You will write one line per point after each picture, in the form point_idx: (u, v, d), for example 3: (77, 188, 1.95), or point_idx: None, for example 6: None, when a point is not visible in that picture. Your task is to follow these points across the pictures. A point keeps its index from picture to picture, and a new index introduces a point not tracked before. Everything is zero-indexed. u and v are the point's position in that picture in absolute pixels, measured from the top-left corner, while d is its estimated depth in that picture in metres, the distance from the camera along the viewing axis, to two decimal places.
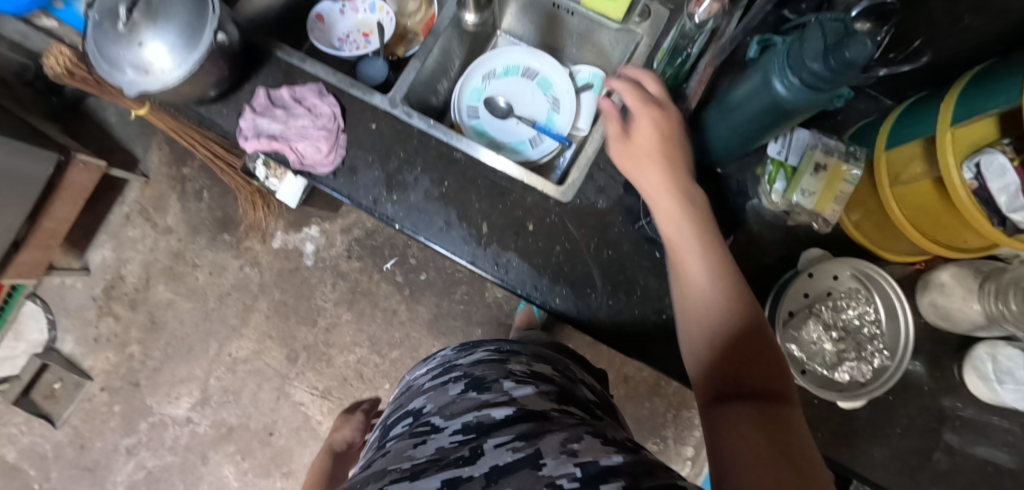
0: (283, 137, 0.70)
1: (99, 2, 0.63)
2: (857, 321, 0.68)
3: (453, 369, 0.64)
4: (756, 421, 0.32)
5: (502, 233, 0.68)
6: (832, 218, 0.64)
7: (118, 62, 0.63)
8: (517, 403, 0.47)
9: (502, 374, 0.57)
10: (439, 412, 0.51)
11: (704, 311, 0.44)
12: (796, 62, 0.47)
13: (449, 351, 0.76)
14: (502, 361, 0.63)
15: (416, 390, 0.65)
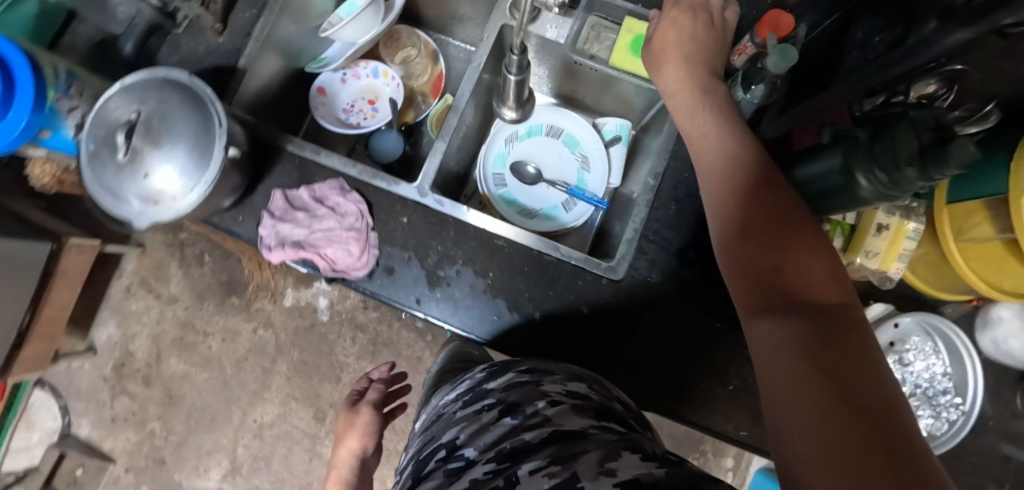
0: (309, 243, 0.66)
1: (92, 130, 0.57)
2: (927, 373, 0.67)
3: (483, 397, 0.52)
4: (803, 346, 0.32)
5: (557, 321, 0.65)
6: (896, 274, 0.62)
7: (122, 194, 0.57)
8: (552, 426, 0.43)
9: (539, 390, 0.50)
10: (475, 442, 0.45)
11: (744, 223, 0.42)
12: (885, 157, 0.44)
13: (478, 372, 0.61)
14: (534, 381, 0.52)
15: (449, 416, 0.53)
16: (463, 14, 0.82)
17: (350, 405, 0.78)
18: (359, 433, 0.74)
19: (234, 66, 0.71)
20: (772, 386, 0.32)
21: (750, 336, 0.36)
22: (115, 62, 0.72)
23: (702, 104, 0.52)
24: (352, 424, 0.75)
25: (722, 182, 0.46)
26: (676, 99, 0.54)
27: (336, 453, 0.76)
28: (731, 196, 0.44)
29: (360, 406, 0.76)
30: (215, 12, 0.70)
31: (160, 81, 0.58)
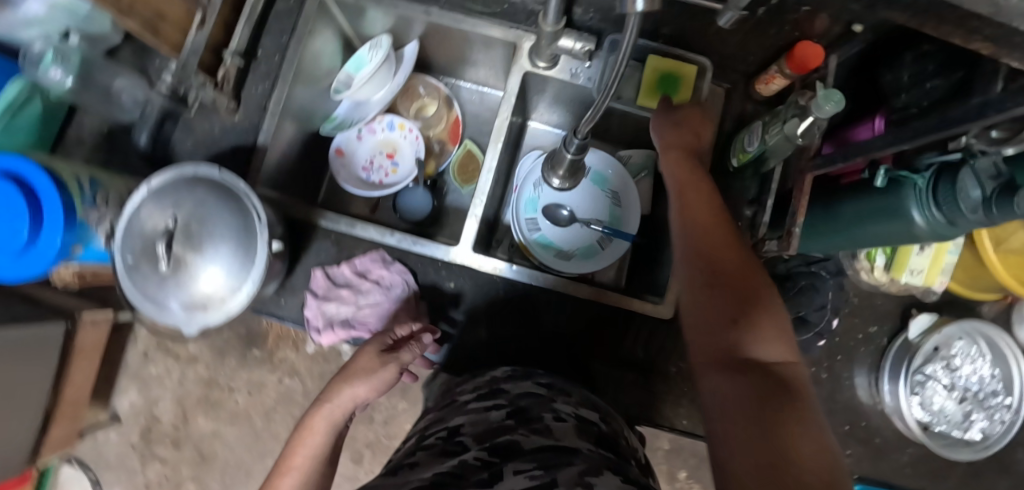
0: (357, 319, 0.69)
1: (128, 243, 0.55)
2: (976, 377, 0.68)
3: (499, 395, 0.50)
4: (751, 410, 0.31)
5: (611, 365, 0.66)
6: (940, 288, 0.66)
7: (165, 300, 0.55)
8: (549, 437, 0.39)
9: (549, 405, 0.46)
10: (475, 437, 0.42)
11: (710, 272, 0.42)
12: (947, 201, 0.45)
13: (499, 370, 0.56)
14: (548, 396, 0.48)
15: (459, 405, 0.52)
16: (474, 59, 0.80)
17: (379, 352, 0.55)
18: (375, 385, 0.53)
19: (254, 143, 0.69)
20: (719, 450, 0.31)
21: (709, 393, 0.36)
22: (130, 151, 0.70)
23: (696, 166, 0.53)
24: (371, 372, 0.53)
25: (694, 230, 0.46)
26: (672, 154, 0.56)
27: (332, 387, 0.53)
28: (699, 246, 0.45)
29: (390, 359, 0.54)
30: (228, 91, 0.68)
31: (191, 180, 0.56)
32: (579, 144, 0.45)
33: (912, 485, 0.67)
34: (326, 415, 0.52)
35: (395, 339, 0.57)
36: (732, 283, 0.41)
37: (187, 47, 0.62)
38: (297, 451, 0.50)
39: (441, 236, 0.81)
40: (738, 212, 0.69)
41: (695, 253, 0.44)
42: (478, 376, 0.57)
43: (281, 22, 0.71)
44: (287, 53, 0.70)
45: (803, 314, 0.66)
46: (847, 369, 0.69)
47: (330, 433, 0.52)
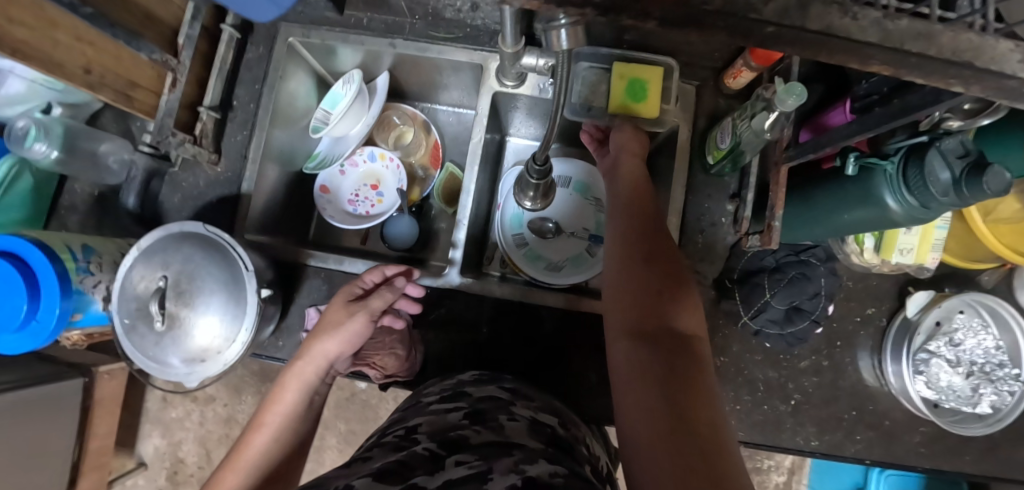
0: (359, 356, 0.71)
1: (122, 306, 0.56)
2: (981, 349, 0.67)
3: (461, 397, 0.49)
4: (656, 378, 0.37)
5: (598, 363, 0.70)
6: (933, 265, 0.65)
7: (162, 356, 0.57)
8: (498, 434, 0.40)
9: (507, 408, 0.46)
10: (431, 434, 0.41)
11: (634, 255, 0.47)
12: (918, 185, 0.44)
13: (467, 375, 0.56)
14: (508, 399, 0.48)
15: (421, 405, 0.50)
16: (444, 83, 0.81)
17: (346, 304, 0.59)
18: (345, 337, 0.57)
19: (239, 192, 0.71)
20: (627, 419, 0.37)
21: (616, 366, 0.41)
22: (121, 213, 0.71)
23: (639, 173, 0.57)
24: (339, 324, 0.57)
25: (622, 221, 0.50)
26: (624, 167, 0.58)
27: (303, 345, 0.56)
28: (624, 235, 0.49)
29: (357, 308, 0.59)
30: (208, 145, 0.70)
31: (178, 238, 0.58)
32: (540, 168, 0.46)
33: (928, 466, 0.68)
34: (299, 372, 0.55)
35: (364, 292, 0.61)
36: (650, 268, 0.46)
37: (162, 107, 0.65)
38: (271, 407, 0.53)
39: (433, 260, 0.83)
40: (719, 208, 0.70)
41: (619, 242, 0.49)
42: (447, 380, 0.57)
43: (252, 71, 0.73)
44: (262, 100, 0.72)
45: (797, 303, 0.65)
46: (848, 356, 0.69)
47: (305, 390, 0.54)
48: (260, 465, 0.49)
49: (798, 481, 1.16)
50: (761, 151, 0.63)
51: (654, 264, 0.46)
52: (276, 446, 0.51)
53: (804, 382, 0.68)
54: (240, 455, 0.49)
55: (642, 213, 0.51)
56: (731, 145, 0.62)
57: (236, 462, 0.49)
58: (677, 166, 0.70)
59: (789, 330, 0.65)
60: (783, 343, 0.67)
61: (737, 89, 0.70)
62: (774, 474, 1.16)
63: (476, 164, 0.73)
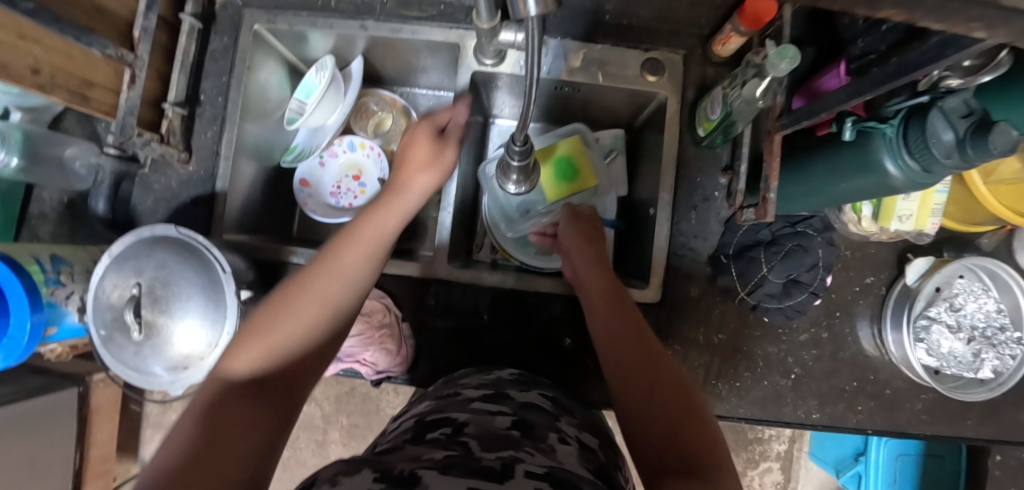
0: (349, 353, 0.70)
1: (98, 317, 0.54)
2: (981, 313, 0.66)
3: (501, 401, 0.47)
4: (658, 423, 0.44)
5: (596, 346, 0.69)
6: (933, 230, 0.63)
7: (144, 365, 0.55)
8: (552, 459, 0.36)
9: (553, 423, 0.44)
10: (480, 439, 0.38)
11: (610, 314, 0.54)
12: (920, 147, 0.42)
13: (505, 373, 0.56)
14: (551, 413, 0.46)
15: (461, 400, 0.47)
16: (421, 65, 0.77)
17: (432, 137, 0.58)
18: (440, 172, 0.57)
19: (213, 190, 0.68)
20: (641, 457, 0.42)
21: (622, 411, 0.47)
22: (92, 218, 0.68)
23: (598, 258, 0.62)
24: (432, 156, 0.57)
25: (593, 286, 0.58)
26: (572, 244, 0.63)
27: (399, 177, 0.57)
28: (626, 365, 0.49)
29: (447, 143, 0.59)
30: (177, 143, 0.67)
31: (150, 242, 0.55)
32: (520, 150, 0.44)
33: (930, 432, 0.68)
34: (398, 204, 0.55)
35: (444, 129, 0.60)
36: (662, 396, 0.45)
37: (121, 106, 0.62)
38: (368, 226, 0.51)
39: (422, 250, 0.81)
40: (712, 182, 0.68)
41: (625, 371, 0.49)
42: (482, 375, 0.55)
43: (217, 62, 0.70)
44: (230, 93, 0.69)
45: (795, 276, 0.64)
46: (847, 326, 0.68)
47: (399, 219, 0.54)
48: (357, 278, 0.49)
49: (798, 448, 1.19)
50: (753, 121, 0.61)
51: (665, 393, 0.46)
52: (370, 264, 0.50)
53: (804, 355, 0.67)
54: (337, 265, 0.48)
55: (641, 335, 0.52)
56: (720, 116, 0.59)
57: (332, 270, 0.48)
58: (666, 140, 0.67)
59: (787, 303, 0.64)
60: (782, 316, 0.66)
61: (726, 56, 0.67)
62: (776, 443, 1.19)
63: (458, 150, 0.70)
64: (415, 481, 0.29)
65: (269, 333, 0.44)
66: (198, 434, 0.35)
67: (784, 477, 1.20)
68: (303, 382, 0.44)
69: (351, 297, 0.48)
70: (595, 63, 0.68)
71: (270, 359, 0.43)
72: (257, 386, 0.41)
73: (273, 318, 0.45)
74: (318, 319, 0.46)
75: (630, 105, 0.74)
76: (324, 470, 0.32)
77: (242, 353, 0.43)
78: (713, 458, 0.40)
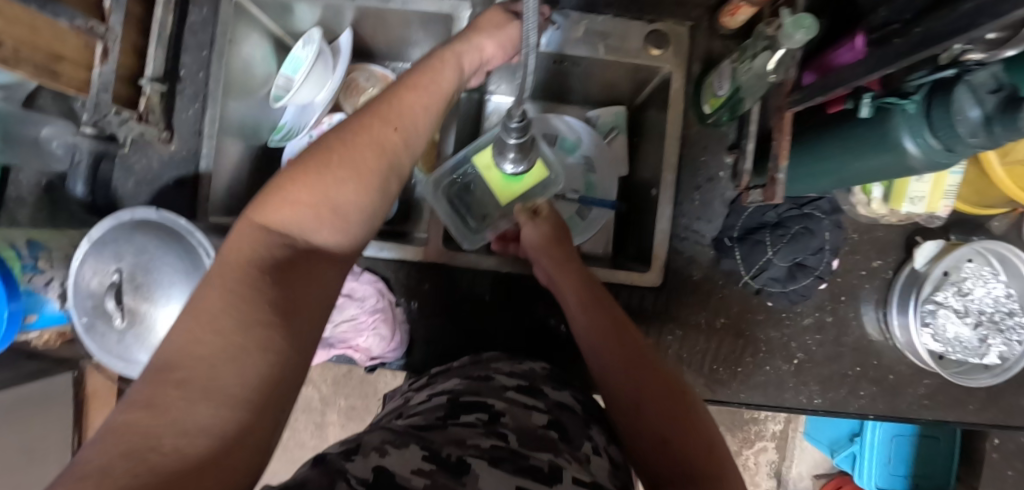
0: (341, 339, 0.67)
1: (80, 305, 0.52)
2: (990, 298, 0.64)
3: (537, 395, 0.46)
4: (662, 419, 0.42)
5: None
6: (945, 212, 0.61)
7: (131, 354, 0.53)
8: (587, 470, 0.36)
9: (585, 430, 0.43)
10: (518, 434, 0.37)
11: (603, 307, 0.53)
12: (943, 125, 0.40)
13: (537, 366, 0.55)
14: (584, 417, 0.45)
15: (495, 386, 0.46)
16: (413, 39, 0.73)
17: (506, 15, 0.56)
18: (500, 44, 0.55)
19: (197, 171, 0.65)
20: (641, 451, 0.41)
21: (616, 399, 0.46)
22: (72, 201, 0.66)
23: (571, 258, 0.59)
24: (500, 26, 0.55)
25: (583, 284, 0.56)
26: (542, 251, 0.60)
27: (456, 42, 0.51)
28: (614, 373, 0.47)
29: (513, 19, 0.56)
30: (156, 122, 0.64)
31: (130, 227, 0.53)
32: (518, 126, 0.41)
33: (932, 417, 0.67)
34: (457, 55, 0.50)
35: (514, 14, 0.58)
36: (652, 400, 0.43)
37: (95, 82, 0.58)
38: (424, 80, 0.45)
39: (416, 232, 0.79)
40: (717, 162, 0.65)
41: (614, 379, 0.47)
42: (515, 363, 0.54)
43: (197, 35, 0.66)
44: (211, 68, 0.65)
45: (800, 260, 0.62)
46: (853, 310, 0.67)
47: (456, 78, 0.49)
48: (414, 132, 0.42)
49: (793, 429, 1.20)
50: (762, 97, 0.58)
51: (656, 397, 0.43)
52: (429, 116, 0.44)
53: (807, 340, 0.66)
54: (395, 111, 0.41)
55: (628, 339, 0.50)
56: (728, 92, 0.57)
57: (386, 115, 0.40)
58: (670, 118, 0.64)
59: (791, 287, 0.62)
60: (786, 301, 0.64)
61: (734, 29, 0.64)
62: (771, 423, 1.20)
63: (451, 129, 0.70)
64: (466, 470, 0.30)
65: (321, 178, 0.35)
66: (267, 318, 0.27)
67: (779, 456, 1.21)
68: (353, 253, 0.38)
69: (410, 151, 0.41)
70: (596, 35, 0.65)
71: (320, 220, 0.35)
72: (304, 249, 0.34)
73: (324, 160, 0.36)
74: (381, 171, 0.38)
75: (633, 80, 0.70)
76: (369, 436, 0.34)
77: (284, 207, 0.35)
78: (715, 468, 0.38)
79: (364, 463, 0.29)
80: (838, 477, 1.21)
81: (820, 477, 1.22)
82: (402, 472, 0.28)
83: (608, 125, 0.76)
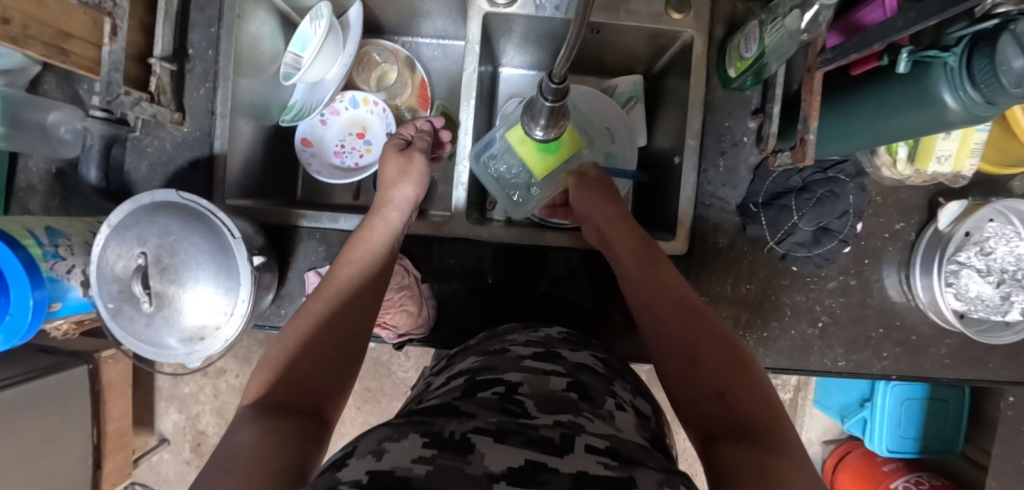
0: None
1: (105, 292, 0.52)
2: (1012, 256, 0.64)
3: (554, 360, 0.45)
4: (715, 381, 0.41)
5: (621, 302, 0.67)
6: (971, 171, 0.61)
7: (156, 338, 0.53)
8: (611, 426, 0.35)
9: (608, 387, 0.43)
10: (537, 399, 0.37)
11: (645, 273, 0.52)
12: (987, 79, 0.39)
13: (553, 331, 0.55)
14: (605, 376, 0.45)
15: (512, 357, 0.45)
16: (424, 11, 0.72)
17: (399, 151, 0.63)
18: (415, 181, 0.61)
19: (212, 152, 0.64)
20: (686, 414, 0.42)
21: (666, 366, 0.46)
22: (85, 187, 0.64)
23: (626, 221, 0.59)
24: (406, 169, 0.61)
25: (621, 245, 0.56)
26: (584, 208, 0.62)
27: (380, 199, 0.60)
28: (665, 330, 0.47)
29: (412, 153, 0.62)
30: (168, 102, 0.63)
31: (150, 209, 0.52)
32: (555, 89, 0.39)
33: (953, 376, 0.68)
34: (385, 216, 0.58)
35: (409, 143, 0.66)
36: (707, 356, 0.43)
37: (105, 61, 0.56)
38: (360, 245, 0.55)
39: (434, 209, 0.78)
40: (742, 127, 0.65)
41: (665, 335, 0.47)
42: (530, 332, 0.54)
43: (204, 11, 0.64)
44: (220, 45, 0.63)
45: (825, 224, 0.61)
46: (876, 273, 0.67)
47: (390, 232, 0.57)
48: (358, 289, 0.51)
49: (803, 396, 1.22)
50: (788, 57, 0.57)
51: (711, 352, 0.43)
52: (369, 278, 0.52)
53: (831, 303, 0.66)
54: (337, 281, 0.51)
55: (680, 297, 0.49)
56: (752, 55, 0.56)
57: (326, 292, 0.50)
58: (694, 83, 0.63)
59: (817, 251, 0.62)
60: (811, 265, 0.64)
61: None
62: (781, 391, 1.21)
63: (466, 99, 0.67)
64: (470, 449, 0.28)
65: (279, 359, 0.44)
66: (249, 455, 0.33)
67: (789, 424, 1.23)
68: (330, 398, 0.43)
69: (353, 306, 0.49)
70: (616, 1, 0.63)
71: (292, 388, 0.42)
72: (283, 407, 0.39)
73: (283, 346, 0.45)
74: (336, 339, 0.46)
75: (653, 46, 0.69)
76: (365, 438, 0.31)
77: (253, 389, 0.42)
78: (770, 419, 0.38)
79: (358, 466, 0.27)
80: (848, 441, 1.24)
81: (829, 443, 1.25)
82: (401, 464, 0.26)
83: (625, 94, 0.75)
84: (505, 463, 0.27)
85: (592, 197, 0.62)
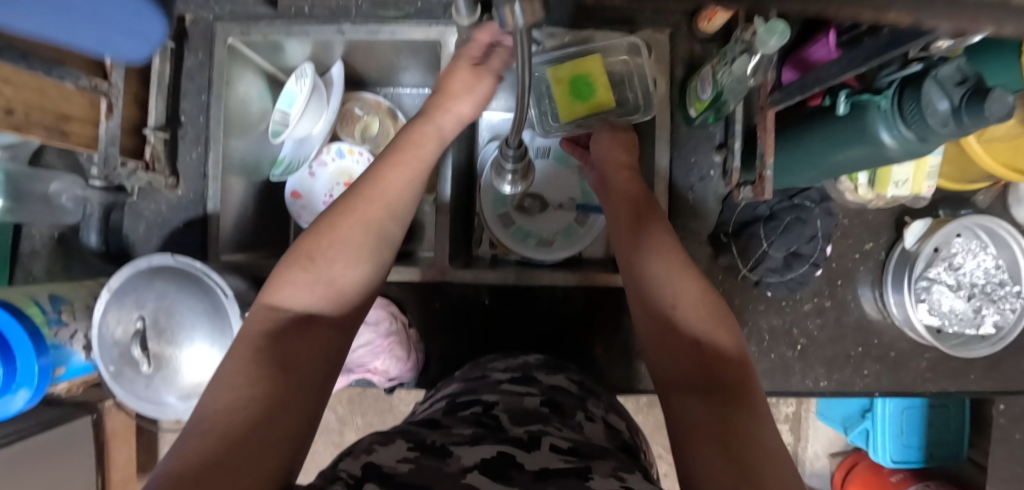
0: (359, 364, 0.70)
1: (105, 355, 0.54)
2: (980, 270, 0.66)
3: (532, 383, 0.48)
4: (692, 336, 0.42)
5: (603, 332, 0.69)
6: (929, 192, 0.63)
7: (157, 397, 0.55)
8: (578, 433, 0.37)
9: (580, 404, 0.44)
10: (510, 414, 0.39)
11: (642, 214, 0.51)
12: (914, 118, 0.42)
13: (531, 358, 0.56)
14: (580, 395, 0.47)
15: (490, 382, 0.47)
16: (402, 65, 0.76)
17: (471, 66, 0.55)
18: (478, 100, 0.56)
19: (205, 212, 0.68)
20: (662, 365, 0.42)
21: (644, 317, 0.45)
22: (87, 251, 0.68)
23: (629, 168, 0.56)
24: (472, 88, 0.55)
25: (618, 192, 0.54)
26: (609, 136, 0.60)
27: (433, 104, 0.55)
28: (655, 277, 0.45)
29: (484, 73, 0.55)
30: (162, 168, 0.67)
31: (148, 274, 0.55)
32: (514, 153, 0.44)
33: (935, 389, 0.69)
34: (437, 123, 0.54)
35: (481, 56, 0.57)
36: (688, 309, 0.42)
37: (102, 137, 0.61)
38: (407, 148, 0.51)
39: (422, 250, 0.80)
40: (707, 160, 0.68)
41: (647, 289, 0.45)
42: (509, 359, 0.56)
43: (194, 81, 0.69)
44: (210, 111, 0.68)
45: (795, 249, 0.64)
46: (850, 292, 0.69)
47: (439, 138, 0.54)
48: (400, 201, 0.48)
49: (805, 409, 1.22)
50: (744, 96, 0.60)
51: (695, 304, 0.43)
52: (413, 187, 0.50)
53: (808, 325, 0.68)
54: (383, 186, 0.48)
55: (672, 245, 0.47)
56: (708, 96, 0.59)
57: (370, 195, 0.47)
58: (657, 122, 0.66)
59: (789, 276, 0.64)
60: (784, 289, 0.66)
61: (712, 32, 0.67)
62: (783, 406, 1.22)
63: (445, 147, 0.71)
64: (448, 451, 0.31)
65: (312, 262, 0.43)
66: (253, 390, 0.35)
67: (794, 438, 1.23)
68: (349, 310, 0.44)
69: (397, 220, 0.48)
70: None
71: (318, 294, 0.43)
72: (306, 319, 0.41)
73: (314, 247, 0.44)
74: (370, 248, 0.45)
75: None
76: (357, 442, 0.33)
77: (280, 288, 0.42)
78: (738, 372, 0.39)
79: (352, 460, 0.30)
80: (855, 453, 1.23)
81: (836, 455, 1.25)
82: (388, 462, 0.29)
83: None
84: (478, 455, 0.30)
85: (618, 134, 0.59)
